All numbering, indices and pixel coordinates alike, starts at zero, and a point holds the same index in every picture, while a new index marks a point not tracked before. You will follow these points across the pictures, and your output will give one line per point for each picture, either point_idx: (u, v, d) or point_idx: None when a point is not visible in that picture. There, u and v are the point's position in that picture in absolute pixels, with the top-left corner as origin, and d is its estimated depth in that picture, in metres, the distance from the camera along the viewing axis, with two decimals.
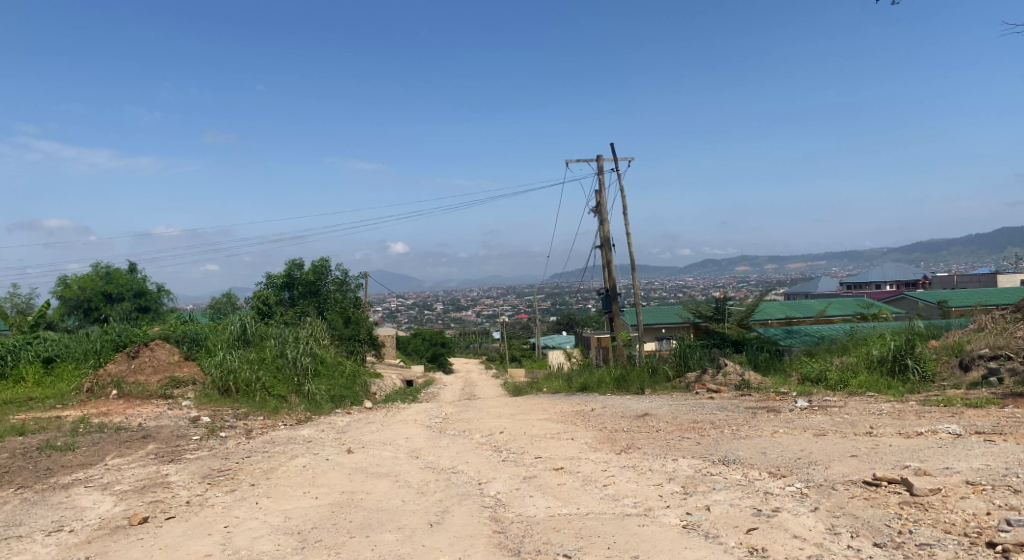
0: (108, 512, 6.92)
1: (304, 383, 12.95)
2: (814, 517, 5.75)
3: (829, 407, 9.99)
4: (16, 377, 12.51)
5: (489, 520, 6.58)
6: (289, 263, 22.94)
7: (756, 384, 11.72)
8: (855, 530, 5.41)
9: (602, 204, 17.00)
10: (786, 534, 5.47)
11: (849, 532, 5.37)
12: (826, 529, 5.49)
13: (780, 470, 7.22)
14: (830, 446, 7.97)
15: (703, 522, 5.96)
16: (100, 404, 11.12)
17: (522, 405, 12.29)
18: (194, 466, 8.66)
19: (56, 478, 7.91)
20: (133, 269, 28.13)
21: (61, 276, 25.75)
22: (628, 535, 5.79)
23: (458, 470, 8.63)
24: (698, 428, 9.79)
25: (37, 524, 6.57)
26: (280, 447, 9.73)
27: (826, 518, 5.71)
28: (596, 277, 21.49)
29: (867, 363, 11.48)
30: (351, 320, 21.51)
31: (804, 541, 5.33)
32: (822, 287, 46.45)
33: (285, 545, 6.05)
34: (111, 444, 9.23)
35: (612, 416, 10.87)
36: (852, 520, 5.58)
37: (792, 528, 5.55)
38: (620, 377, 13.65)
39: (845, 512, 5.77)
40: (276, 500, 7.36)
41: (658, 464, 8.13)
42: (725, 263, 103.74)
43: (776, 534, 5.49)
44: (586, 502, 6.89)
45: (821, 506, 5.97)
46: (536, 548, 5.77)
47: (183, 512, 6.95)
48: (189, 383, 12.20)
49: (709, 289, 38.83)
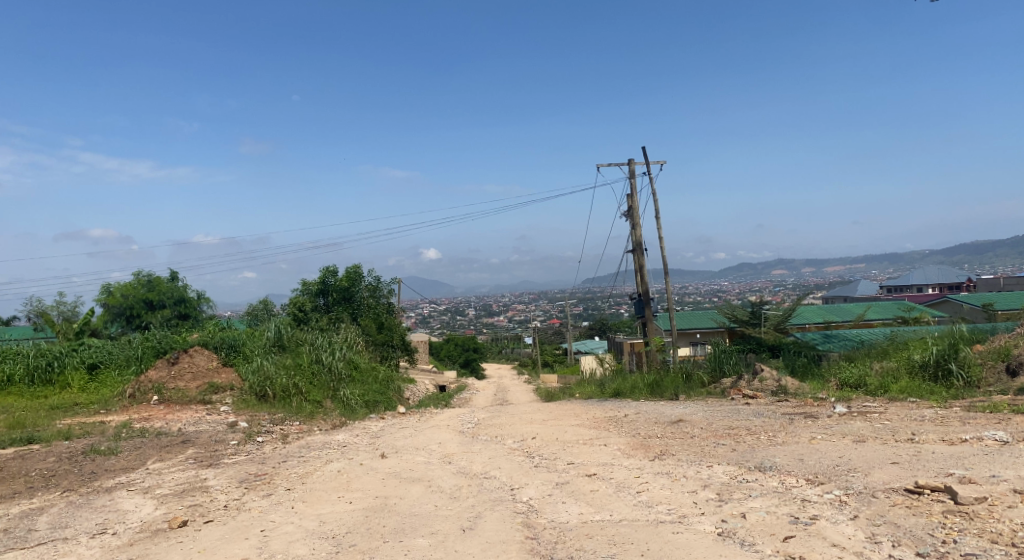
0: (149, 515, 7.09)
1: (339, 389, 13.08)
2: (853, 526, 5.63)
3: (869, 413, 9.78)
4: (63, 383, 12.95)
5: (521, 526, 6.57)
6: (323, 270, 22.99)
7: (794, 390, 11.49)
8: (897, 538, 5.29)
9: (633, 208, 16.83)
10: (825, 542, 5.38)
11: (891, 541, 5.26)
12: (867, 538, 5.38)
13: (819, 477, 7.08)
14: (870, 453, 7.79)
15: (739, 530, 5.87)
16: (142, 410, 11.38)
17: (555, 410, 12.26)
18: (232, 470, 8.82)
19: (100, 482, 8.14)
20: (174, 277, 28.77)
21: (105, 284, 26.63)
22: (662, 543, 5.72)
23: (491, 476, 8.65)
24: (733, 435, 9.63)
25: (82, 527, 6.76)
26: (315, 452, 9.86)
27: (866, 527, 5.59)
28: (630, 282, 21.32)
29: (909, 368, 11.19)
30: (385, 326, 21.57)
31: (843, 549, 5.23)
32: (861, 291, 45.38)
33: (320, 549, 6.12)
34: (152, 449, 9.46)
35: (646, 422, 10.79)
36: (893, 530, 5.45)
37: (831, 537, 5.46)
38: (653, 383, 13.44)
39: (885, 520, 5.64)
40: (311, 504, 7.45)
41: (692, 470, 8.03)
42: (759, 267, 102.17)
43: (815, 542, 5.39)
44: (619, 509, 6.85)
45: (861, 515, 5.85)
46: (568, 555, 5.74)
47: (221, 516, 7.08)
48: (227, 389, 12.44)
49: (746, 293, 38.26)
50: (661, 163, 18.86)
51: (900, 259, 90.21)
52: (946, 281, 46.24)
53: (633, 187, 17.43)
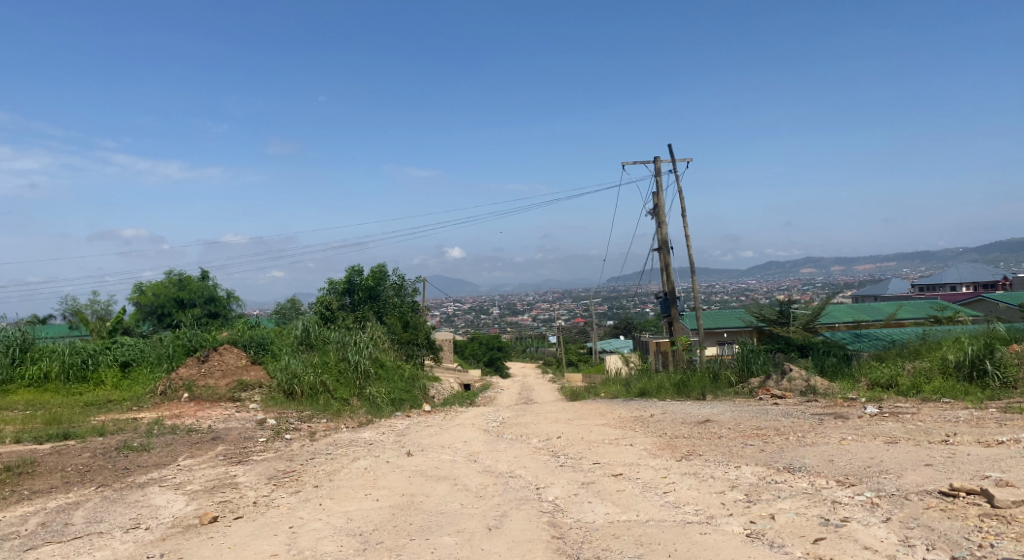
0: (180, 510, 7.19)
1: (365, 387, 13.16)
2: (886, 529, 5.55)
3: (901, 414, 9.62)
4: (96, 380, 13.20)
5: (547, 525, 6.57)
6: (349, 269, 23.18)
7: (824, 390, 11.34)
8: (931, 542, 5.19)
9: (659, 206, 16.73)
10: (856, 544, 5.31)
11: (925, 544, 5.17)
12: (900, 541, 5.30)
13: (849, 479, 6.99)
14: (903, 455, 7.66)
15: (768, 531, 5.81)
16: (173, 407, 11.56)
17: (580, 410, 12.22)
18: (261, 467, 8.93)
19: (133, 478, 8.28)
20: (204, 277, 29.22)
21: (137, 283, 27.12)
22: (690, 543, 5.68)
23: (516, 475, 8.65)
24: (762, 435, 9.53)
25: (116, 521, 6.88)
26: (342, 449, 9.94)
27: (899, 529, 5.51)
28: (655, 280, 21.18)
29: (943, 368, 10.97)
30: (410, 324, 21.71)
31: (875, 553, 5.16)
32: (892, 290, 44.61)
33: (347, 546, 6.17)
34: (184, 445, 9.60)
35: (672, 422, 10.71)
36: (927, 533, 5.36)
37: (863, 539, 5.39)
38: (680, 383, 13.35)
39: (919, 523, 5.55)
40: (338, 501, 7.51)
41: (719, 471, 7.96)
42: (785, 265, 100.84)
43: (846, 545, 5.32)
44: (646, 509, 6.80)
45: (894, 517, 5.76)
46: (594, 555, 5.72)
47: (250, 512, 7.16)
48: (256, 386, 12.59)
49: (773, 292, 37.85)
50: (686, 159, 19.07)
51: (930, 257, 88.52)
52: (980, 279, 45.26)
53: (659, 185, 17.31)
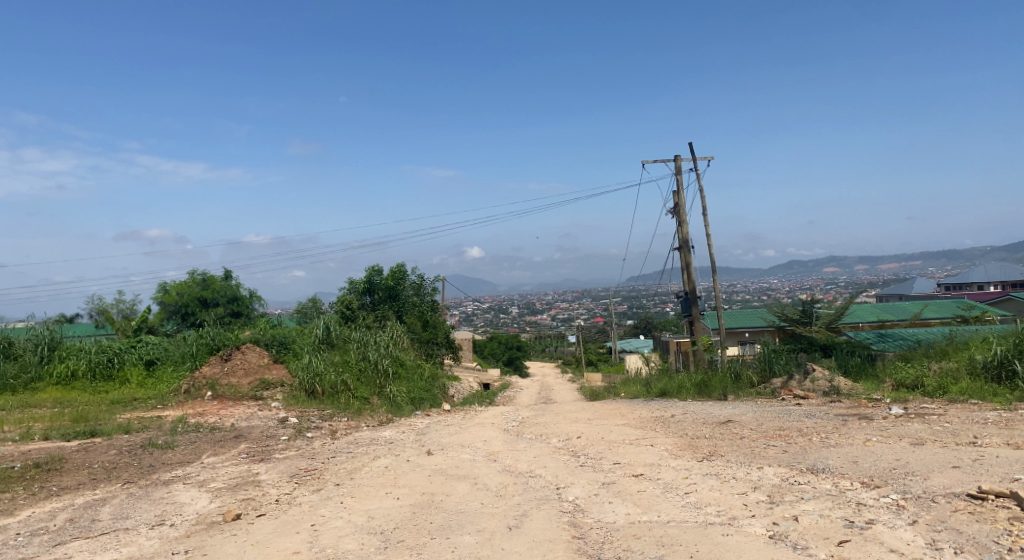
0: (204, 508, 7.27)
1: (385, 385, 13.20)
2: (913, 531, 5.46)
3: (927, 415, 9.47)
4: (122, 378, 13.38)
5: (568, 525, 6.55)
6: (369, 268, 23.30)
7: (847, 390, 11.21)
8: (959, 545, 5.12)
9: (680, 204, 16.62)
10: (881, 547, 5.24)
11: (952, 548, 5.09)
12: (926, 544, 5.22)
13: (874, 480, 6.89)
14: (929, 456, 7.55)
15: (791, 533, 5.75)
16: (197, 405, 11.68)
17: (600, 410, 12.19)
18: (283, 465, 9.00)
19: (158, 475, 8.38)
20: (228, 276, 29.54)
21: (161, 282, 27.45)
22: (712, 544, 5.63)
23: (536, 475, 8.63)
24: (784, 436, 9.43)
25: (142, 518, 6.96)
26: (363, 447, 9.99)
27: (926, 532, 5.42)
28: (675, 280, 21.06)
29: (970, 369, 10.80)
30: (429, 324, 21.77)
31: (901, 556, 5.09)
32: (917, 289, 43.96)
33: (368, 544, 6.19)
34: (207, 443, 9.70)
35: (694, 422, 10.64)
36: (955, 536, 5.27)
37: (888, 542, 5.32)
38: (701, 383, 13.25)
39: (947, 526, 5.46)
40: (360, 500, 7.55)
41: (741, 472, 7.89)
42: (807, 264, 99.77)
43: (871, 548, 5.25)
44: (667, 510, 6.76)
45: (920, 520, 5.67)
46: (616, 555, 5.69)
47: (273, 510, 7.22)
48: (278, 385, 12.68)
49: (796, 292, 37.46)
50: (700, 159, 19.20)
51: (956, 256, 87.06)
52: (1008, 279, 44.43)
53: (680, 184, 17.20)
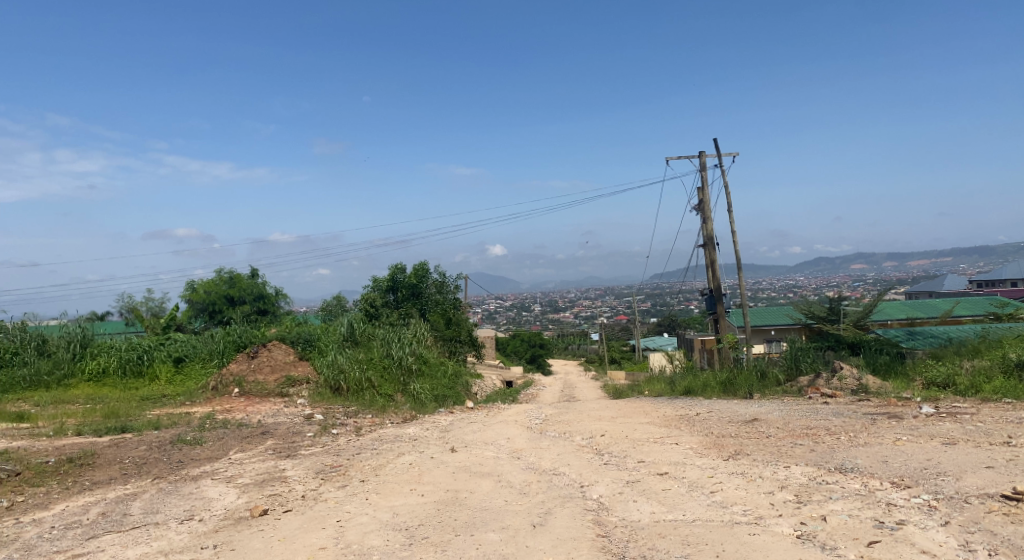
0: (232, 503, 7.35)
1: (409, 383, 13.27)
2: (945, 532, 5.37)
3: (959, 414, 9.30)
4: (151, 375, 13.60)
5: (592, 523, 6.53)
6: (393, 267, 23.44)
7: (876, 389, 11.06)
8: (994, 547, 5.02)
9: (705, 201, 16.48)
10: (913, 548, 5.17)
11: (987, 550, 5.00)
12: (960, 545, 5.13)
13: (905, 480, 6.79)
14: (962, 456, 7.41)
15: (819, 533, 5.67)
16: (224, 402, 11.85)
17: (623, 408, 12.14)
18: (308, 461, 9.08)
19: (187, 470, 8.50)
20: (254, 274, 29.84)
21: (189, 281, 27.82)
22: (738, 544, 5.58)
23: (560, 472, 8.62)
24: (812, 435, 9.32)
25: (171, 513, 7.07)
26: (387, 444, 10.05)
27: (959, 533, 5.33)
28: (699, 278, 20.91)
29: (1004, 367, 10.58)
30: (452, 321, 21.83)
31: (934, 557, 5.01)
32: (948, 287, 43.14)
33: (393, 541, 6.22)
34: (234, 440, 9.81)
35: (719, 421, 10.55)
36: (989, 538, 5.17)
37: (920, 543, 5.24)
38: (726, 381, 13.13)
39: (981, 528, 5.36)
40: (385, 496, 7.59)
41: (768, 470, 7.81)
42: (833, 261, 98.34)
43: (902, 548, 5.18)
44: (692, 509, 6.70)
45: (953, 521, 5.57)
46: (641, 554, 5.66)
47: (299, 505, 7.28)
48: (304, 381, 12.79)
49: (824, 289, 36.91)
50: (732, 155, 18.74)
51: (987, 253, 85.21)
52: None
53: (704, 180, 17.07)
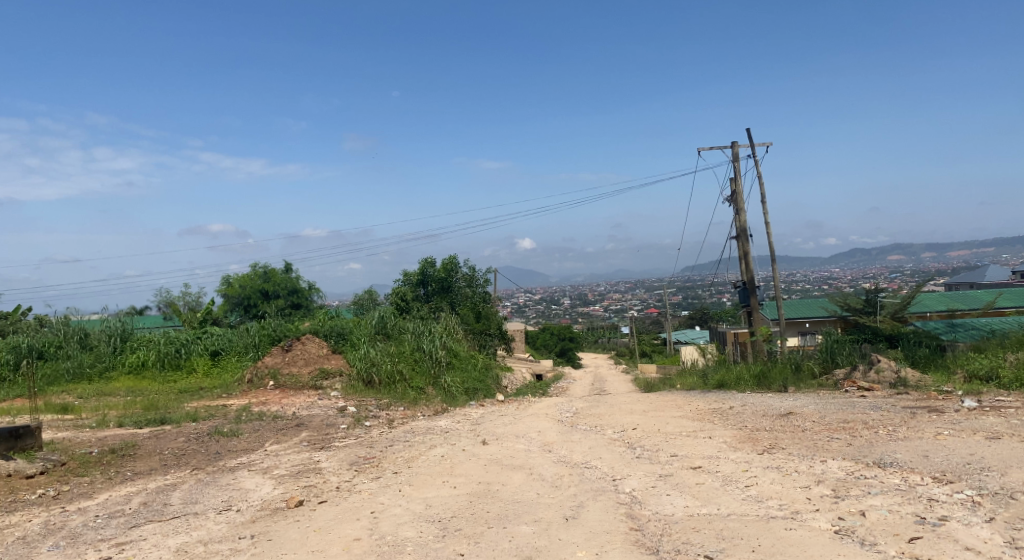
0: (268, 494, 7.46)
1: (440, 376, 13.31)
2: (989, 529, 5.24)
3: (1004, 408, 9.05)
4: (189, 368, 13.85)
5: (625, 517, 6.50)
6: (423, 261, 23.54)
7: (916, 383, 10.84)
8: None
9: (737, 192, 16.24)
10: (957, 545, 5.05)
11: None
12: (1005, 542, 5.00)
13: (947, 475, 6.63)
14: (1007, 451, 7.21)
15: (858, 528, 5.57)
16: (260, 394, 12.03)
17: (655, 401, 12.05)
18: (342, 453, 9.17)
19: (225, 462, 8.65)
20: (288, 269, 30.24)
21: (225, 276, 28.32)
22: (774, 539, 5.51)
23: (592, 466, 8.59)
24: (849, 428, 9.15)
25: (210, 503, 7.19)
26: (419, 437, 10.10)
27: (1004, 530, 5.19)
28: (731, 270, 20.64)
29: None
30: (482, 315, 21.82)
31: (978, 554, 4.89)
32: (990, 278, 42.09)
33: (427, 532, 6.26)
34: (270, 431, 9.95)
35: (753, 414, 10.42)
36: None
37: (964, 540, 5.12)
38: (759, 374, 12.97)
39: None
40: (417, 488, 7.64)
41: (804, 465, 7.69)
42: (866, 253, 96.50)
43: (945, 545, 5.06)
44: (727, 503, 6.62)
45: (998, 517, 5.42)
46: (676, 548, 5.62)
47: (334, 496, 7.36)
48: (337, 374, 12.93)
49: (860, 281, 36.20)
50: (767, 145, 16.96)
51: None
52: None
53: (737, 171, 16.81)
